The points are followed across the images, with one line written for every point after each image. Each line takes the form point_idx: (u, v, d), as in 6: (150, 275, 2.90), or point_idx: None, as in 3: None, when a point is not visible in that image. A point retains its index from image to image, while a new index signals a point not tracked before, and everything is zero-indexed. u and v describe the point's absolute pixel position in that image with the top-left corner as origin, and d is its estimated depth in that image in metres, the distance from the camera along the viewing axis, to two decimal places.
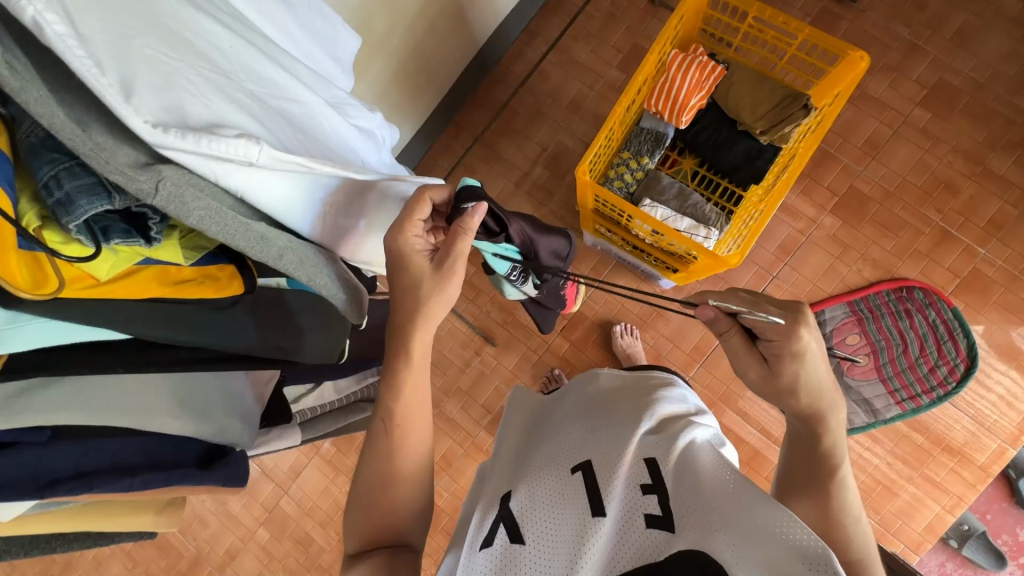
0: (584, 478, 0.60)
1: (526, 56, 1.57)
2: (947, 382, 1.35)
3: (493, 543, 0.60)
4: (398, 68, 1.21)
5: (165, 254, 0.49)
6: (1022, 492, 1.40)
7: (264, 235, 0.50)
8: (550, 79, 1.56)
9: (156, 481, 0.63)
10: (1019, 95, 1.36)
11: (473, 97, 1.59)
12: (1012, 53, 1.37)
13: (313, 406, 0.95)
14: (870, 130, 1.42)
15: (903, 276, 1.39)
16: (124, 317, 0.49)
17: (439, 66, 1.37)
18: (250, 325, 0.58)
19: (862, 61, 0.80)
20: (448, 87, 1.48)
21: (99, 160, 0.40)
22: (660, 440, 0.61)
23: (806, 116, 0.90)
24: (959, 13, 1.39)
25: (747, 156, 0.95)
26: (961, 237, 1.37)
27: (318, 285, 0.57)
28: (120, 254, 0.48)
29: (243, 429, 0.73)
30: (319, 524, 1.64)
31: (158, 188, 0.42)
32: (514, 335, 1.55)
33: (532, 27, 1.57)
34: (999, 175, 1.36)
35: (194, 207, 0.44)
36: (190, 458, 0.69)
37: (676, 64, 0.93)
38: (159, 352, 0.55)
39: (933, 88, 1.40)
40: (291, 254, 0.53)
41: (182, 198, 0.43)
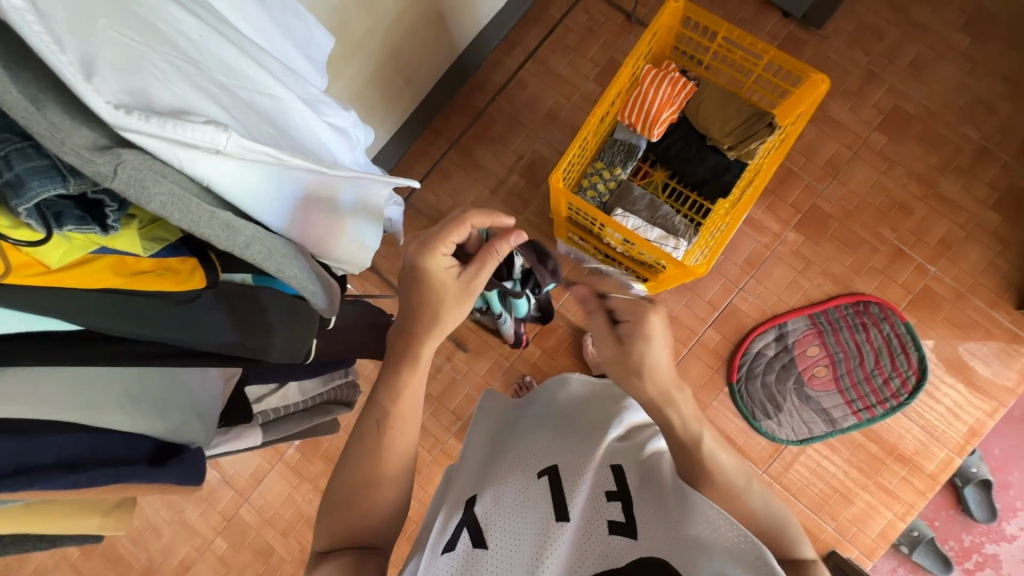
0: (549, 482, 0.61)
1: (504, 65, 1.59)
2: (899, 394, 1.42)
3: (455, 547, 0.58)
4: (376, 70, 1.21)
5: (123, 243, 0.49)
6: (968, 500, 1.47)
7: (230, 224, 0.49)
8: (527, 89, 1.58)
9: (105, 477, 0.60)
10: (967, 123, 1.45)
11: (451, 103, 1.60)
12: (961, 83, 1.45)
13: (277, 406, 0.91)
14: (831, 151, 1.49)
15: (860, 291, 1.45)
16: (76, 306, 0.48)
17: (418, 71, 1.37)
18: (218, 321, 0.57)
19: (823, 84, 0.84)
20: (426, 91, 1.49)
21: (54, 139, 0.38)
22: (627, 450, 0.64)
23: (772, 134, 0.94)
24: (913, 44, 1.47)
25: (715, 170, 0.98)
26: (914, 255, 1.44)
27: (288, 277, 0.57)
28: (74, 242, 0.46)
29: (200, 427, 0.72)
30: (281, 533, 1.59)
31: (117, 171, 0.41)
32: (486, 341, 1.55)
33: (511, 38, 1.59)
34: (949, 197, 1.44)
35: (156, 191, 0.42)
36: (142, 454, 0.65)
37: (649, 80, 0.96)
38: (111, 346, 0.53)
39: (889, 113, 1.47)
40: (258, 244, 0.52)
41: (143, 182, 0.42)
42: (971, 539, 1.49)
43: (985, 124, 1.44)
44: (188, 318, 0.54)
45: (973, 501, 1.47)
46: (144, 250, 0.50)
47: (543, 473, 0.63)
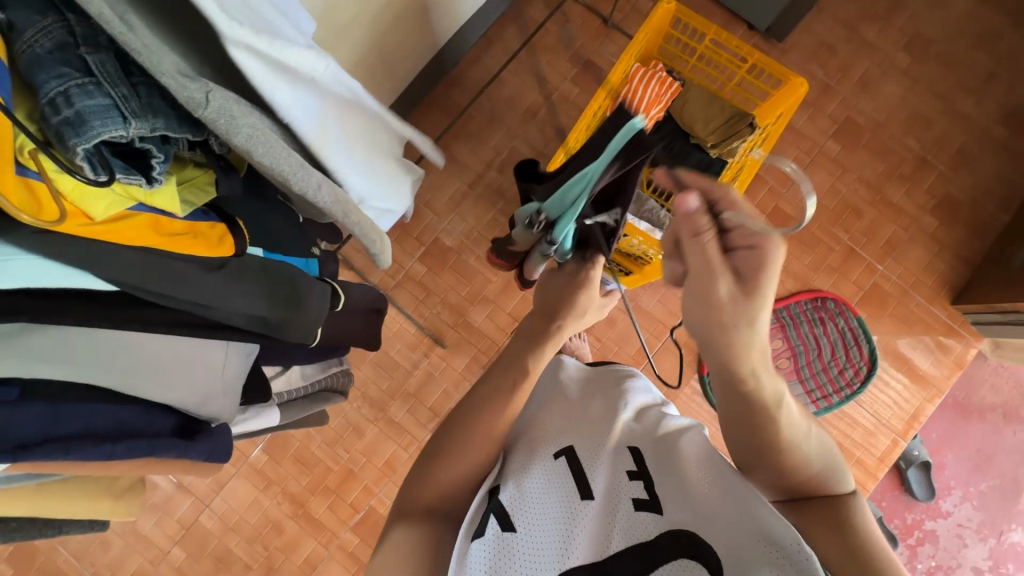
0: (568, 462, 0.62)
1: (483, 62, 1.59)
2: (853, 383, 1.52)
3: (485, 533, 0.56)
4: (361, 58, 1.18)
5: (160, 200, 0.51)
6: (910, 481, 1.60)
7: (303, 164, 0.52)
8: (505, 86, 1.59)
9: (140, 449, 0.58)
10: (910, 135, 1.58)
11: (429, 97, 1.59)
12: (904, 99, 1.59)
13: (285, 390, 0.88)
14: (791, 156, 1.59)
15: (818, 288, 1.55)
16: (119, 263, 0.49)
17: (400, 62, 1.35)
18: (235, 286, 0.59)
19: (804, 86, 0.90)
20: (406, 84, 1.47)
21: (152, 60, 0.39)
22: (644, 432, 0.66)
23: (752, 133, 0.99)
24: (863, 61, 1.60)
25: (698, 167, 1.02)
26: (865, 255, 1.56)
27: (351, 223, 0.60)
28: (117, 194, 0.48)
29: (225, 403, 0.70)
30: (245, 540, 1.51)
31: (209, 100, 0.43)
32: (464, 337, 1.54)
33: (490, 35, 1.60)
34: (894, 202, 1.57)
35: (242, 124, 0.45)
36: (168, 427, 0.63)
37: (639, 78, 1.00)
38: (147, 311, 0.56)
39: (842, 124, 1.59)
40: (326, 189, 0.55)
41: (232, 114, 0.44)
42: (913, 517, 1.62)
43: (924, 136, 1.58)
44: (216, 282, 0.57)
45: (914, 482, 1.60)
46: (179, 210, 0.53)
47: (559, 454, 0.63)
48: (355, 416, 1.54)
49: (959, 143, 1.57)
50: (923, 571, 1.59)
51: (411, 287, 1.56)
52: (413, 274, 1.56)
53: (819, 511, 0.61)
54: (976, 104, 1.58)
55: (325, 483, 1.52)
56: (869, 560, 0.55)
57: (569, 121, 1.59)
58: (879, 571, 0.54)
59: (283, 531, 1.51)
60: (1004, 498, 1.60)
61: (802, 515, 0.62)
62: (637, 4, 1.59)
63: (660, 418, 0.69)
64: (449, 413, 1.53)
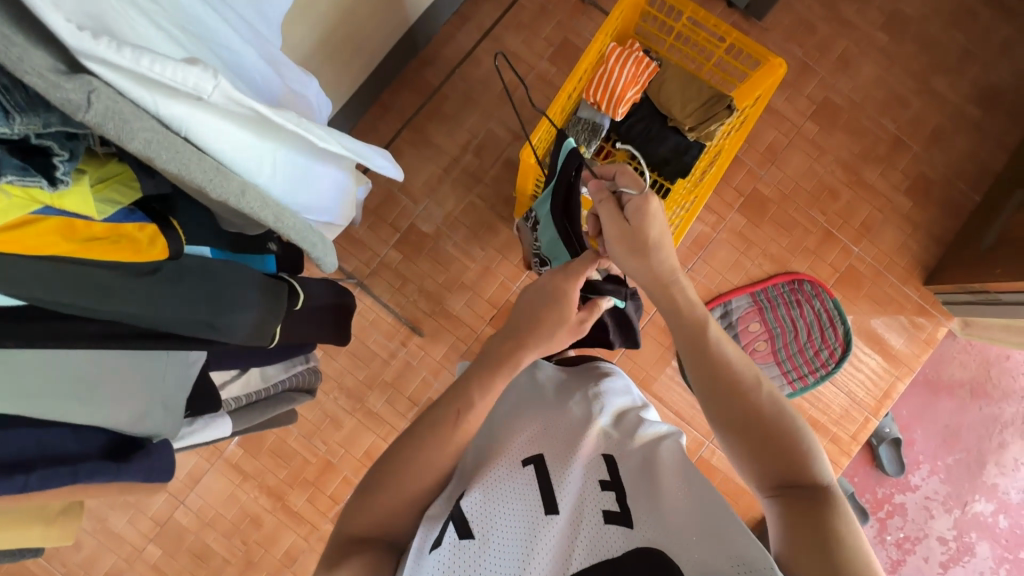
0: (536, 471, 0.61)
1: (457, 40, 1.53)
2: (828, 363, 1.54)
3: (442, 542, 0.56)
4: (324, 37, 1.12)
5: (71, 203, 0.45)
6: (881, 457, 1.64)
7: (220, 169, 0.48)
8: (480, 65, 1.54)
9: (59, 477, 0.59)
10: (886, 116, 1.58)
11: (401, 77, 1.52)
12: (881, 78, 1.58)
13: (239, 395, 0.86)
14: (770, 138, 1.57)
15: (795, 270, 1.56)
16: (24, 277, 0.46)
17: (368, 39, 1.29)
18: (177, 296, 0.55)
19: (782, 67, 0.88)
20: (375, 63, 1.41)
21: (13, 57, 0.35)
22: (620, 438, 0.66)
23: (730, 116, 0.97)
24: (842, 40, 1.58)
25: (676, 149, 1.00)
26: (841, 236, 1.57)
27: (285, 230, 0.55)
28: (12, 198, 0.42)
29: (167, 419, 0.69)
30: (223, 534, 1.49)
31: (91, 102, 0.38)
32: (442, 325, 1.51)
33: (464, 12, 1.54)
34: (870, 183, 1.57)
35: (137, 129, 0.40)
36: (95, 450, 0.64)
37: (615, 57, 0.96)
38: (69, 324, 0.52)
39: (820, 104, 1.58)
40: (253, 194, 0.51)
41: (122, 115, 0.39)
42: (884, 491, 1.67)
43: (901, 117, 1.58)
44: (145, 291, 0.53)
45: (885, 458, 1.64)
46: (98, 214, 0.48)
47: (528, 462, 0.62)
48: (333, 408, 1.51)
49: (934, 123, 1.57)
50: (892, 542, 1.65)
51: (387, 275, 1.52)
52: (388, 261, 1.52)
53: (805, 500, 0.58)
54: (951, 84, 1.57)
55: (303, 476, 1.50)
56: (844, 551, 0.53)
57: (546, 102, 1.54)
58: (854, 562, 0.52)
59: (262, 525, 1.49)
60: (969, 471, 1.65)
61: (790, 503, 0.59)
62: None
63: (637, 426, 0.69)
64: (428, 402, 1.51)
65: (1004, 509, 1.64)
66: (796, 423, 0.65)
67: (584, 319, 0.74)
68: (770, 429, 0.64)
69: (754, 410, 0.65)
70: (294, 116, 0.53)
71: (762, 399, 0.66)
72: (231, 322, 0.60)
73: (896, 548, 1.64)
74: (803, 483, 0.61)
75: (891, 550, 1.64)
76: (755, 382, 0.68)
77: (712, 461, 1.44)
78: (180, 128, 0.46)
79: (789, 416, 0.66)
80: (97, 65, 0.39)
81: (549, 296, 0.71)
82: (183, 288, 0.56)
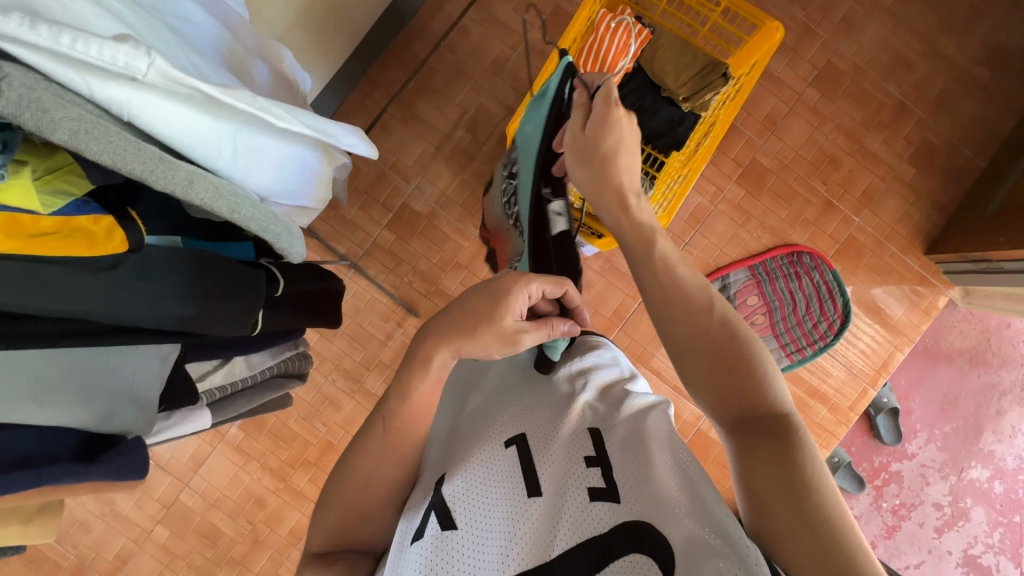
0: (519, 452, 0.60)
1: (445, 10, 1.48)
2: (826, 335, 1.54)
3: (424, 535, 0.56)
4: (304, 10, 1.08)
5: (14, 197, 0.44)
6: (879, 427, 1.65)
7: (164, 158, 0.45)
8: (470, 37, 1.48)
9: (25, 481, 0.60)
10: (890, 80, 1.53)
11: (388, 51, 1.48)
12: (886, 41, 1.52)
13: (223, 385, 0.86)
14: (769, 106, 1.53)
15: (794, 242, 1.53)
16: None
17: (352, 13, 1.24)
18: (139, 291, 0.53)
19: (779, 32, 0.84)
20: (361, 37, 1.36)
21: None
22: (607, 412, 0.65)
23: (725, 85, 0.94)
24: (845, 0, 1.52)
25: (670, 121, 0.96)
26: (841, 206, 1.54)
27: (244, 219, 0.54)
28: None
29: (137, 416, 0.70)
30: (228, 515, 1.51)
31: (4, 90, 0.35)
32: (437, 305, 1.50)
33: None
34: (872, 151, 1.53)
35: (61, 119, 0.38)
36: (65, 451, 0.65)
37: (604, 25, 0.92)
38: (26, 325, 0.52)
39: (822, 69, 1.53)
40: (202, 182, 0.49)
41: (40, 104, 0.37)
42: (881, 460, 1.68)
43: (906, 81, 1.53)
44: (103, 287, 0.51)
45: (883, 427, 1.65)
46: (44, 208, 0.46)
47: (510, 443, 0.62)
48: (331, 389, 1.51)
49: (939, 87, 1.52)
50: (888, 508, 1.67)
51: (380, 255, 1.50)
52: (381, 242, 1.50)
53: (752, 443, 0.58)
54: (959, 45, 1.52)
55: (305, 457, 1.52)
56: (812, 497, 0.52)
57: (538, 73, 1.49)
58: (822, 511, 0.51)
59: (266, 505, 1.52)
60: (966, 438, 1.66)
61: (743, 447, 0.59)
62: None
63: (624, 397, 0.68)
64: None
65: (1000, 475, 1.65)
66: (753, 349, 0.64)
67: (521, 334, 0.62)
68: (725, 360, 0.63)
69: (710, 341, 0.64)
70: (248, 95, 0.51)
71: (714, 326, 0.65)
72: (204, 314, 0.59)
73: (891, 514, 1.67)
74: (759, 417, 0.60)
75: (887, 516, 1.67)
76: (705, 308, 0.66)
77: (709, 434, 1.44)
78: (121, 109, 0.44)
79: (746, 343, 0.64)
80: (11, 46, 0.36)
81: (493, 294, 0.62)
82: (143, 282, 0.54)
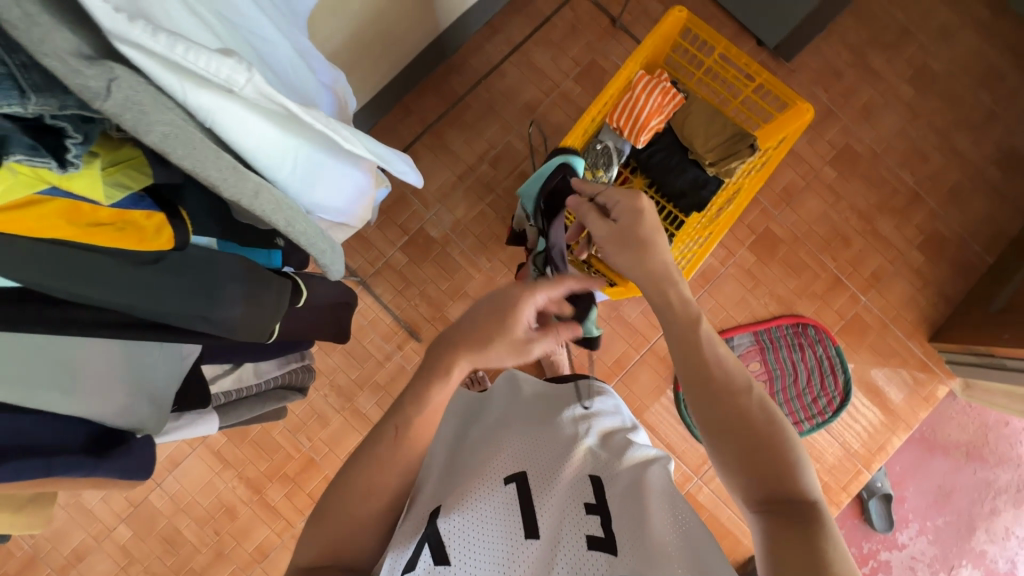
0: (518, 489, 0.59)
1: (485, 51, 1.54)
2: (825, 411, 1.52)
3: (415, 568, 0.54)
4: (353, 36, 1.12)
5: (80, 184, 0.44)
6: (870, 511, 1.61)
7: (238, 167, 0.47)
8: (506, 78, 1.54)
9: (35, 468, 0.57)
10: (905, 168, 1.57)
11: (426, 81, 1.53)
12: (904, 131, 1.58)
13: (231, 389, 0.85)
14: (786, 179, 1.57)
15: (800, 313, 1.54)
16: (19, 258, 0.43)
17: (398, 44, 1.29)
18: (176, 286, 0.54)
19: (808, 112, 0.88)
20: (402, 65, 1.41)
21: (34, 39, 0.33)
22: (608, 459, 0.64)
23: (752, 155, 0.97)
24: (867, 89, 1.58)
25: (693, 183, 0.99)
26: (849, 284, 1.56)
27: (296, 233, 0.55)
28: (17, 175, 0.41)
29: (150, 413, 0.70)
30: (196, 522, 1.46)
31: (111, 91, 0.36)
32: (440, 331, 1.50)
33: (495, 23, 1.54)
34: (883, 234, 1.56)
35: (156, 122, 0.39)
36: (75, 443, 0.63)
37: (641, 86, 0.96)
38: (72, 310, 0.52)
39: (840, 150, 1.58)
40: (267, 194, 0.50)
41: (142, 107, 0.38)
42: (869, 546, 1.64)
43: (920, 171, 1.57)
44: (142, 280, 0.51)
45: (874, 512, 1.61)
46: (105, 200, 0.46)
47: (509, 480, 0.60)
48: (322, 404, 1.49)
49: (952, 181, 1.57)
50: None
51: (390, 276, 1.51)
52: (393, 263, 1.51)
53: (779, 527, 0.56)
54: (973, 144, 1.57)
55: (284, 470, 1.48)
56: None
57: (567, 120, 1.54)
58: None
59: (237, 517, 1.47)
60: (958, 534, 1.62)
61: (770, 530, 0.57)
62: (648, 7, 1.54)
63: (625, 447, 0.67)
64: None
65: None
66: (778, 431, 0.63)
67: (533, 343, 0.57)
68: (755, 441, 0.62)
69: (746, 420, 0.63)
70: (323, 118, 0.53)
71: (752, 407, 0.64)
72: (232, 315, 0.60)
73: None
74: (789, 501, 0.59)
75: None
76: (745, 387, 0.65)
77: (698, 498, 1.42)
78: (204, 118, 0.45)
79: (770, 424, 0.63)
80: (129, 49, 0.37)
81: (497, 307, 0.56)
82: (183, 277, 0.55)
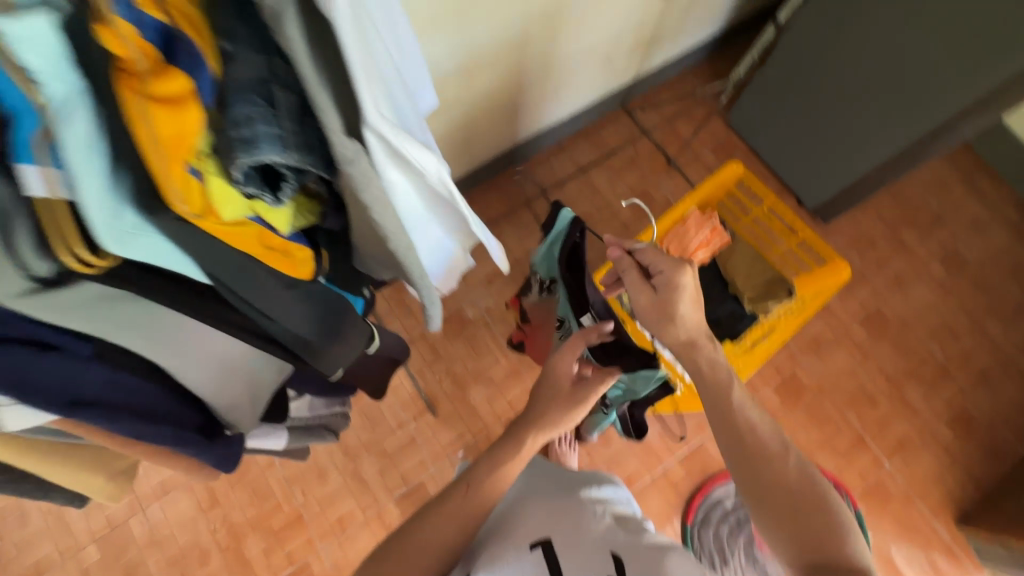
0: (544, 555, 0.59)
1: (551, 166, 1.71)
2: None
3: None
4: (446, 135, 1.29)
5: (275, 217, 0.51)
6: None
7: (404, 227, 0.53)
8: (566, 191, 1.69)
9: (161, 437, 0.61)
10: (935, 342, 1.61)
11: (494, 182, 1.69)
12: (934, 307, 1.64)
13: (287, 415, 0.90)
14: (816, 330, 1.62)
15: (821, 467, 1.51)
16: (224, 265, 0.48)
17: (479, 147, 1.47)
18: (309, 314, 0.59)
19: (844, 270, 0.95)
20: (478, 165, 1.57)
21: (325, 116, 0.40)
22: (631, 537, 0.62)
23: (790, 298, 1.03)
24: (898, 262, 1.68)
25: (731, 315, 1.07)
26: (874, 446, 1.53)
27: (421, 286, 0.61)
28: (245, 202, 0.47)
29: (247, 413, 0.73)
30: (166, 559, 1.40)
31: (356, 160, 0.43)
32: (457, 410, 1.51)
33: (564, 145, 1.72)
34: (911, 402, 1.56)
35: (372, 187, 0.46)
36: (190, 421, 0.66)
37: (692, 222, 1.05)
38: (225, 311, 0.56)
39: (870, 313, 1.63)
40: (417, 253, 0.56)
41: (368, 178, 0.45)
42: None
43: (950, 347, 1.61)
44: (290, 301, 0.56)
45: None
46: (284, 229, 0.53)
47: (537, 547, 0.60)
48: (325, 460, 1.47)
49: (982, 364, 1.59)
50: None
51: (422, 346, 1.56)
52: (428, 335, 1.57)
53: None
54: (1003, 332, 1.61)
55: (269, 522, 1.43)
56: None
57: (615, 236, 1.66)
58: None
59: (208, 562, 1.40)
60: None
61: None
62: (703, 155, 1.71)
63: (643, 531, 0.65)
64: (419, 486, 1.46)
65: None
66: (825, 511, 0.62)
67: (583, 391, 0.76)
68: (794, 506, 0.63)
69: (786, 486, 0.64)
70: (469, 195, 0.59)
71: (789, 472, 0.65)
72: (330, 349, 0.65)
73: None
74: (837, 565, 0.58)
75: None
76: (782, 451, 0.67)
77: None
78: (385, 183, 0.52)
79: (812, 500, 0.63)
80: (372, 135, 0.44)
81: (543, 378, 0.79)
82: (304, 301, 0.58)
